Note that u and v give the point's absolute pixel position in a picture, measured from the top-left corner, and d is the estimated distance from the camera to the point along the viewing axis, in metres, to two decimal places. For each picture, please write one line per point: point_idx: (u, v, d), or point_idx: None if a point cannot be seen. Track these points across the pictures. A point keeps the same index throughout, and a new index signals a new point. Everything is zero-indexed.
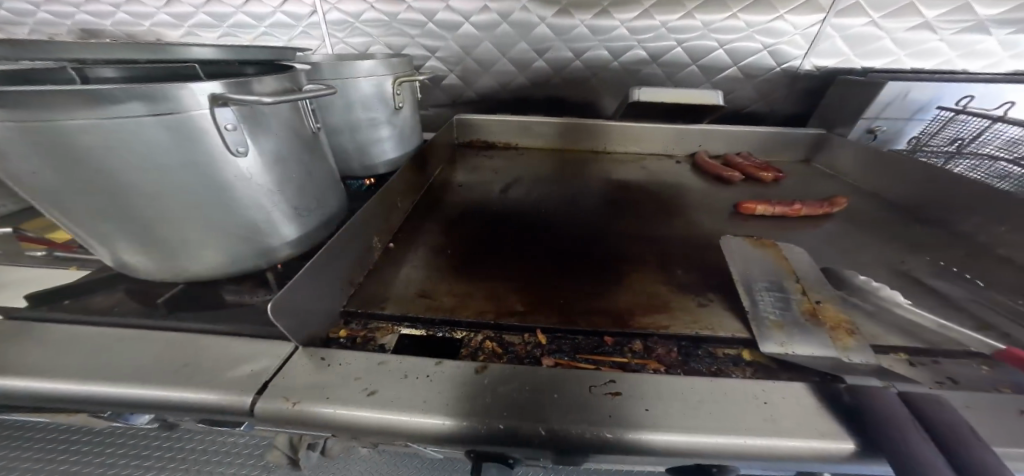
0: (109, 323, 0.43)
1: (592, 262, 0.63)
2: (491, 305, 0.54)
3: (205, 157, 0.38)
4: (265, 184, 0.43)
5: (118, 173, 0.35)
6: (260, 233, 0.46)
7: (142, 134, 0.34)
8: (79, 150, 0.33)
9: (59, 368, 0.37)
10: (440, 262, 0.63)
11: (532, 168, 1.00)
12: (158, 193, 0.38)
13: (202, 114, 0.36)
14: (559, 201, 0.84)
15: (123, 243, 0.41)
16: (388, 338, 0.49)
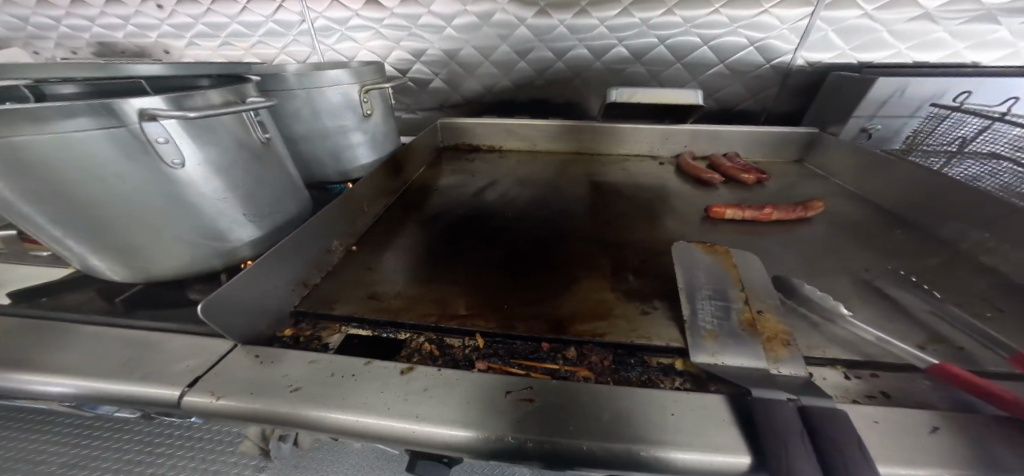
0: (76, 320, 0.47)
1: (548, 267, 0.63)
2: (436, 308, 0.55)
3: (149, 166, 0.41)
4: (212, 190, 0.46)
5: (68, 182, 0.39)
6: (214, 237, 0.49)
7: (86, 146, 0.37)
8: (30, 163, 0.36)
9: (26, 361, 0.42)
10: (397, 265, 0.65)
11: (511, 171, 1.00)
12: (109, 200, 0.41)
13: (142, 127, 0.39)
14: (530, 204, 0.84)
15: (85, 246, 0.45)
16: (333, 338, 0.51)
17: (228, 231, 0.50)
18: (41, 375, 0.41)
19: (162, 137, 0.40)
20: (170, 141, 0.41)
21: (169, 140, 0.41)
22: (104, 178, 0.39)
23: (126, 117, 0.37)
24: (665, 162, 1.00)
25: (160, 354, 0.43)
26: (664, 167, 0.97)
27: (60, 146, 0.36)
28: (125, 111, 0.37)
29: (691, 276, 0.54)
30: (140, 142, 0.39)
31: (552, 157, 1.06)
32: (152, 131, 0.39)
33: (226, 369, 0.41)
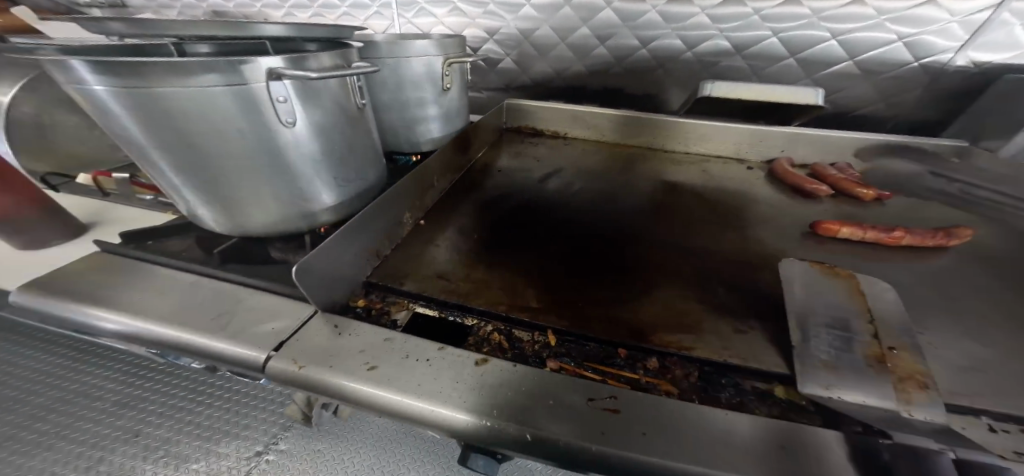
0: (178, 268, 0.49)
1: (623, 268, 0.58)
2: (505, 297, 0.52)
3: (267, 128, 0.41)
4: (313, 153, 0.46)
5: (193, 136, 0.39)
6: (309, 199, 0.49)
7: (217, 105, 0.37)
8: (166, 116, 0.37)
9: (132, 305, 0.44)
10: (463, 245, 0.62)
11: (578, 160, 0.94)
12: (228, 157, 0.42)
13: (266, 88, 0.39)
14: (602, 197, 0.78)
15: (195, 196, 0.46)
16: (401, 315, 0.50)
17: (321, 194, 0.50)
18: (143, 320, 0.42)
19: (281, 98, 0.40)
20: (287, 102, 0.41)
21: (286, 102, 0.41)
22: (228, 136, 0.40)
23: (254, 77, 0.37)
24: (754, 166, 0.89)
25: (250, 312, 0.44)
26: (754, 171, 0.87)
27: (195, 103, 0.37)
28: (254, 70, 0.37)
29: (803, 297, 0.47)
30: (263, 104, 0.39)
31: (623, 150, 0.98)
32: (273, 92, 0.39)
33: (306, 336, 0.41)
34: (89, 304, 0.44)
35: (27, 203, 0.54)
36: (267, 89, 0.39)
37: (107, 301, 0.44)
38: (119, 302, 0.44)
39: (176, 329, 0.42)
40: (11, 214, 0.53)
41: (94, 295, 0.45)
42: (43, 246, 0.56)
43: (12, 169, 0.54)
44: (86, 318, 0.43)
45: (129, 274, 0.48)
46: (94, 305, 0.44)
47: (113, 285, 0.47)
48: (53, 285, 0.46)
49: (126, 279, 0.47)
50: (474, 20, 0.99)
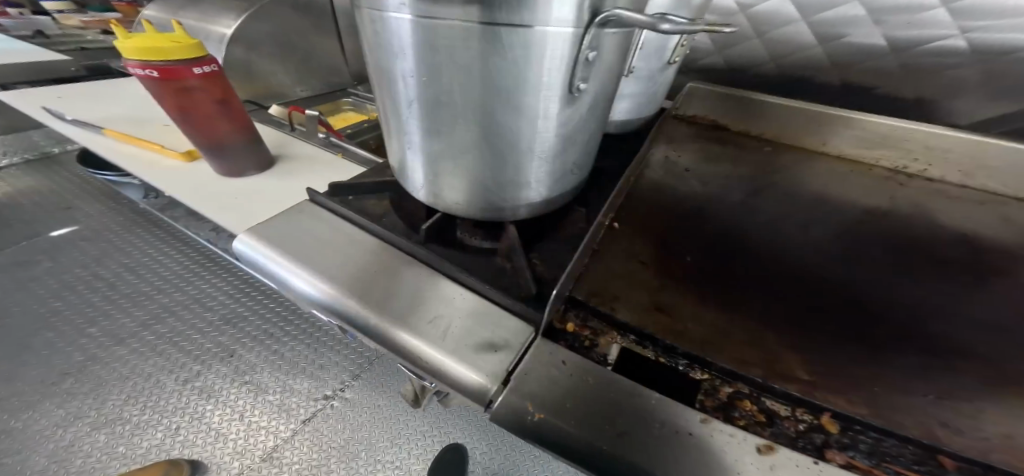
0: (379, 239, 0.43)
1: (936, 350, 0.38)
2: (757, 355, 0.37)
3: (547, 98, 0.30)
4: (573, 131, 0.35)
5: (468, 94, 0.30)
6: (535, 188, 0.39)
7: (514, 59, 0.27)
8: (448, 58, 0.28)
9: (344, 279, 0.37)
10: (675, 266, 0.45)
11: (798, 171, 0.66)
12: (484, 125, 0.32)
13: (577, 46, 0.27)
14: (854, 232, 0.54)
15: (421, 160, 0.38)
16: (611, 349, 0.40)
17: (548, 184, 0.40)
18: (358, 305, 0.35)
19: (582, 62, 0.29)
20: (584, 67, 0.29)
21: (583, 66, 0.29)
22: (500, 100, 0.30)
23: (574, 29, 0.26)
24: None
25: (469, 324, 0.35)
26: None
27: (490, 50, 0.27)
28: (580, 17, 0.25)
29: None
30: (562, 67, 0.28)
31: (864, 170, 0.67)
32: (580, 52, 0.28)
33: (530, 372, 0.32)
34: (300, 266, 0.38)
35: (239, 131, 0.56)
36: (577, 47, 0.27)
37: (319, 268, 0.38)
38: (330, 272, 0.38)
39: (392, 326, 0.34)
40: (226, 143, 0.55)
41: (291, 253, 0.39)
42: (241, 175, 0.59)
43: (233, 94, 0.54)
44: (295, 284, 0.38)
45: (339, 239, 0.42)
46: (306, 269, 0.38)
47: (308, 243, 0.41)
48: (267, 233, 0.41)
49: (336, 244, 0.41)
50: None
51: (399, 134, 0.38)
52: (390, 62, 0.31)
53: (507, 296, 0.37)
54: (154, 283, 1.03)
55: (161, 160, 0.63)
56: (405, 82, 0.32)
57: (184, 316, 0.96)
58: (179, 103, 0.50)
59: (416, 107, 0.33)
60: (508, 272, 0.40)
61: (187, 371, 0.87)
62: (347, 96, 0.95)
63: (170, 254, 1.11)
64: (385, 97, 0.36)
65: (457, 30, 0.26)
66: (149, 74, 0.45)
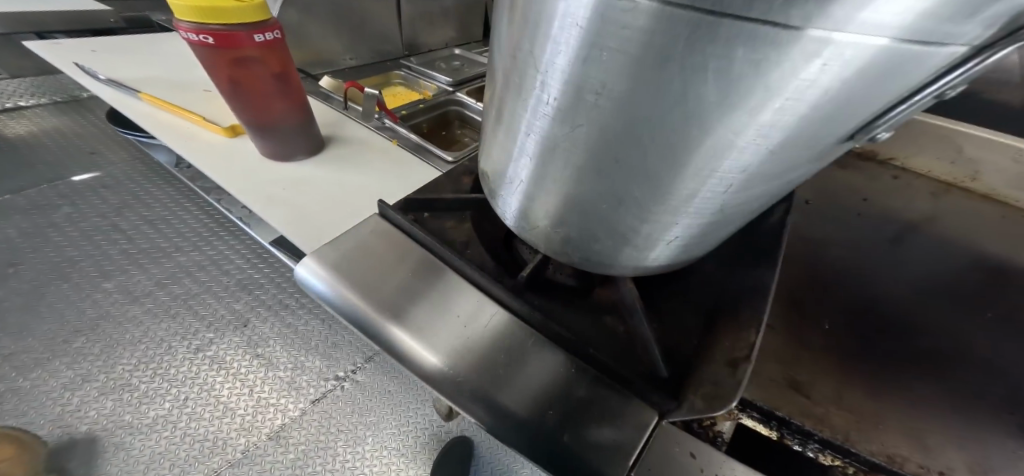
0: (465, 277, 0.35)
1: None
2: (914, 451, 0.31)
3: (760, 158, 0.18)
4: (779, 192, 0.23)
5: (655, 132, 0.18)
6: (671, 251, 0.28)
7: (739, 95, 0.15)
8: (621, 67, 0.17)
9: (433, 330, 0.32)
10: (809, 337, 0.39)
11: (936, 215, 0.55)
12: (634, 173, 0.21)
13: (869, 89, 0.14)
14: (1011, 304, 0.44)
15: (535, 187, 0.27)
16: (728, 428, 0.33)
17: (691, 247, 0.28)
18: (461, 376, 0.30)
19: (855, 114, 0.16)
20: (851, 122, 0.16)
21: (852, 121, 0.16)
22: (679, 147, 0.18)
23: (891, 62, 0.13)
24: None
25: (589, 409, 0.29)
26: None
27: (705, 73, 0.15)
28: (923, 42, 0.13)
29: None
30: (818, 120, 0.16)
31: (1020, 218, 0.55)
32: (865, 100, 0.15)
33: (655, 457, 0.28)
34: (387, 319, 0.32)
35: (295, 110, 0.49)
36: (868, 91, 0.15)
37: (409, 322, 0.32)
38: (423, 328, 0.32)
39: (506, 408, 0.29)
40: (277, 123, 0.49)
41: (365, 289, 0.33)
42: (290, 160, 0.52)
43: (293, 67, 0.47)
44: (382, 340, 0.32)
45: (422, 272, 0.35)
46: (395, 324, 0.32)
47: (380, 273, 0.35)
48: (339, 265, 0.35)
49: (421, 282, 0.35)
50: None
51: (514, 145, 0.27)
52: (541, 51, 0.20)
53: (629, 374, 0.30)
54: (169, 237, 0.81)
55: (199, 131, 0.56)
56: (540, 81, 0.21)
57: (203, 276, 0.76)
58: (231, 74, 0.43)
59: (547, 122, 0.22)
60: (625, 339, 0.33)
61: (203, 337, 0.69)
62: (399, 68, 0.87)
63: (179, 198, 0.89)
64: (507, 88, 0.25)
65: (665, 25, 0.14)
66: (203, 40, 0.39)
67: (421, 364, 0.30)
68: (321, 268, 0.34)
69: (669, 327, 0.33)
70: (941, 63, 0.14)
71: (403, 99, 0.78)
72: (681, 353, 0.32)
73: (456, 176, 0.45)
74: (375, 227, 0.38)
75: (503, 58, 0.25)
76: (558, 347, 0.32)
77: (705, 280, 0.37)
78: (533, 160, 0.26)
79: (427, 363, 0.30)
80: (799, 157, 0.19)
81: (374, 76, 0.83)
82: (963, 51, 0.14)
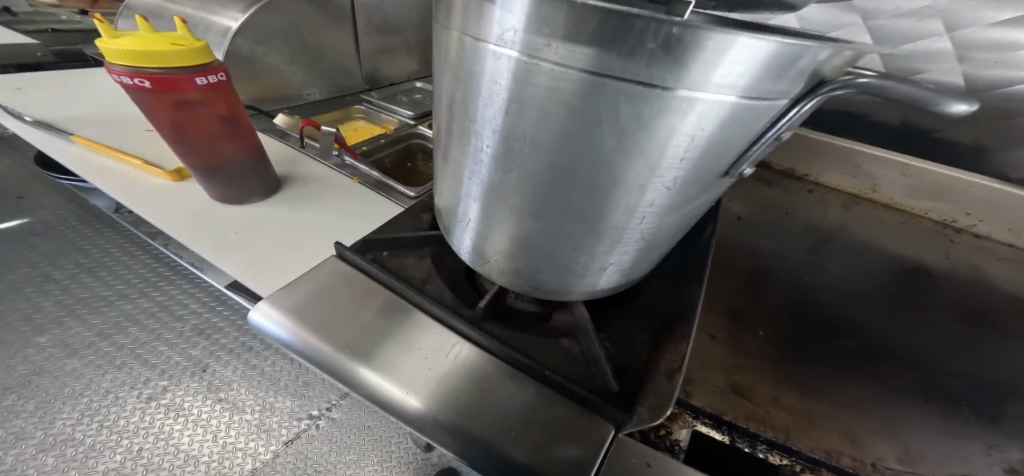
0: (424, 311, 0.37)
1: (995, 422, 0.38)
2: (845, 447, 0.34)
3: (660, 195, 0.21)
4: (690, 218, 0.26)
5: (573, 177, 0.21)
6: (609, 276, 0.30)
7: (632, 143, 0.18)
8: (538, 123, 0.20)
9: (398, 367, 0.33)
10: (748, 343, 0.42)
11: (847, 223, 0.62)
12: (561, 210, 0.23)
13: (730, 133, 0.18)
14: (918, 303, 0.50)
15: (484, 226, 0.29)
16: (685, 436, 0.35)
17: (628, 271, 0.31)
18: (441, 415, 0.30)
19: (727, 151, 0.20)
20: (726, 157, 0.20)
21: (725, 158, 0.20)
22: (596, 188, 0.21)
23: (738, 110, 0.17)
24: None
25: (554, 430, 0.30)
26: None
27: (603, 125, 0.18)
28: (754, 96, 0.17)
29: None
30: (699, 158, 0.19)
31: (916, 224, 0.62)
32: (731, 141, 0.19)
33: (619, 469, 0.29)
34: (367, 368, 0.32)
35: (244, 150, 0.50)
36: (732, 133, 0.18)
37: (381, 364, 0.33)
38: (401, 371, 0.32)
39: (469, 434, 0.30)
40: (227, 165, 0.49)
41: (337, 335, 0.34)
42: (242, 203, 0.53)
43: (240, 108, 0.49)
44: (364, 392, 0.32)
45: (391, 314, 0.36)
46: (377, 373, 0.32)
47: (349, 316, 0.35)
48: (300, 311, 0.35)
49: (394, 325, 0.35)
50: None
51: (459, 186, 0.30)
52: (476, 104, 0.22)
53: (584, 393, 0.31)
54: (95, 284, 0.77)
55: (145, 177, 0.57)
56: (476, 131, 0.24)
57: (153, 323, 0.74)
58: (173, 118, 0.44)
59: (483, 167, 0.25)
60: (580, 359, 0.35)
61: (156, 385, 0.67)
62: (360, 103, 0.89)
63: (119, 240, 0.86)
64: (448, 134, 0.28)
65: (567, 94, 0.18)
66: (139, 83, 0.39)
67: (390, 402, 0.31)
68: (287, 319, 0.34)
69: (620, 344, 0.36)
70: (774, 111, 0.18)
71: (365, 134, 0.79)
72: (631, 368, 0.34)
73: (415, 212, 0.47)
74: (332, 268, 0.39)
75: (442, 108, 0.27)
76: (520, 373, 0.34)
77: (653, 297, 0.40)
78: (478, 200, 0.28)
79: (416, 414, 0.30)
80: (693, 191, 0.22)
81: (333, 112, 0.84)
82: (789, 100, 0.18)
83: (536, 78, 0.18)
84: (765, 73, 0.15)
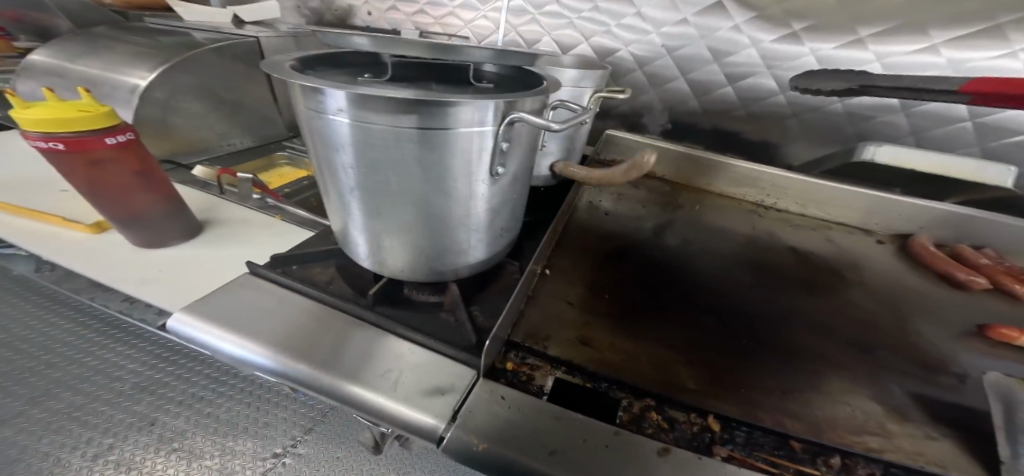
0: (327, 305, 0.46)
1: (763, 340, 0.52)
2: (658, 374, 0.45)
3: (448, 187, 0.34)
4: (494, 204, 0.39)
5: (390, 182, 0.34)
6: (455, 256, 0.42)
7: (411, 156, 0.31)
8: (357, 152, 0.32)
9: (319, 350, 0.40)
10: (597, 304, 0.55)
11: (683, 210, 0.79)
12: (394, 206, 0.36)
13: (468, 144, 0.32)
14: (727, 263, 0.66)
15: (355, 230, 0.41)
16: (546, 381, 0.44)
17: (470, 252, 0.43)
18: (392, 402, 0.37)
19: (476, 155, 0.33)
20: (479, 159, 0.34)
21: (479, 159, 0.34)
22: (406, 186, 0.34)
23: (461, 132, 0.31)
24: (883, 239, 0.74)
25: (427, 383, 0.39)
26: (883, 247, 0.72)
27: (390, 149, 0.31)
28: (466, 124, 0.30)
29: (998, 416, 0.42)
30: (457, 160, 0.33)
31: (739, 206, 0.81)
32: (473, 149, 0.32)
33: (478, 404, 0.38)
34: (338, 377, 0.38)
35: (160, 199, 0.58)
36: (469, 145, 0.32)
37: (348, 371, 0.39)
38: (365, 375, 0.39)
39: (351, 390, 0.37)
40: (144, 212, 0.57)
41: (311, 355, 0.40)
42: (161, 245, 0.60)
43: (153, 164, 0.57)
44: (343, 399, 0.38)
45: (336, 324, 0.44)
46: (347, 380, 0.38)
47: (318, 339, 0.42)
48: (215, 315, 0.43)
49: (353, 338, 0.42)
50: (576, 19, 0.85)
51: (334, 204, 0.41)
52: (324, 148, 0.34)
53: (454, 350, 0.42)
54: (35, 356, 0.84)
55: (64, 232, 0.63)
56: (329, 163, 0.35)
57: (90, 387, 0.81)
58: (88, 174, 0.51)
59: (340, 186, 0.37)
60: (454, 325, 0.45)
61: (101, 443, 0.72)
62: (282, 149, 0.98)
63: (41, 312, 0.93)
64: (317, 171, 0.39)
65: (380, 138, 0.30)
66: (53, 146, 0.46)
67: (358, 400, 0.37)
68: (234, 335, 0.41)
69: (489, 314, 0.47)
70: (491, 131, 0.32)
71: (289, 178, 0.88)
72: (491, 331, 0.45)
73: (326, 238, 0.57)
74: (244, 281, 0.48)
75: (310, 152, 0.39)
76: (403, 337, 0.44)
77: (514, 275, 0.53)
78: (346, 211, 0.39)
79: (381, 407, 0.37)
80: (473, 183, 0.35)
81: (257, 160, 0.92)
82: (497, 124, 0.32)
83: (352, 130, 0.31)
84: (462, 112, 0.29)
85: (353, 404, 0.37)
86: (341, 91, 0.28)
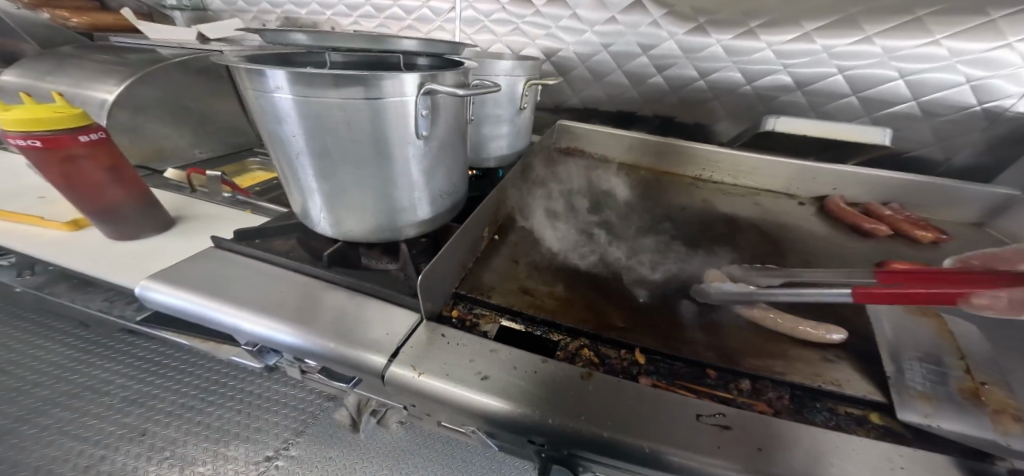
0: (287, 269, 0.51)
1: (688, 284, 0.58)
2: (590, 316, 0.50)
3: (380, 150, 0.40)
4: (427, 169, 0.45)
5: (330, 148, 0.39)
6: (398, 219, 0.47)
7: (343, 123, 0.37)
8: (299, 123, 0.38)
9: (278, 307, 0.45)
10: (540, 261, 0.61)
11: (627, 186, 0.86)
12: (337, 171, 0.41)
13: (391, 112, 0.38)
14: (662, 226, 0.73)
15: (308, 200, 0.46)
16: (489, 327, 0.49)
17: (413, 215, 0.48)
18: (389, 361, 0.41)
19: (401, 122, 0.39)
20: (404, 125, 0.39)
21: (404, 125, 0.39)
22: (344, 151, 0.39)
23: (383, 100, 0.36)
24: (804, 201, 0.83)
25: (372, 329, 0.44)
26: (804, 207, 0.81)
27: (325, 118, 0.37)
28: (386, 94, 0.36)
29: (881, 338, 0.48)
30: (384, 126, 0.38)
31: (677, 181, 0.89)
32: (397, 116, 0.38)
33: (421, 346, 0.43)
34: (347, 346, 0.42)
35: (131, 196, 0.62)
36: (392, 112, 0.38)
37: (353, 339, 0.42)
38: (367, 340, 0.42)
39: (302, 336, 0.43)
40: (118, 208, 0.61)
41: (315, 325, 0.43)
42: (134, 238, 0.64)
43: (124, 162, 0.62)
44: (361, 367, 0.41)
45: (305, 289, 0.48)
46: (359, 347, 0.42)
47: (315, 312, 0.45)
48: (177, 282, 0.47)
49: (344, 308, 0.46)
50: (520, 24, 0.93)
51: (287, 178, 0.46)
52: (271, 123, 0.40)
53: (401, 298, 0.47)
54: (26, 377, 0.87)
55: (41, 231, 0.66)
56: (277, 137, 0.41)
57: (79, 402, 0.84)
58: (62, 171, 0.55)
59: (289, 158, 0.42)
60: (402, 278, 0.51)
61: (90, 455, 0.75)
62: (254, 155, 1.03)
63: (25, 337, 0.96)
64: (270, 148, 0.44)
65: (316, 110, 0.36)
66: (32, 143, 0.51)
67: (365, 362, 0.41)
68: (188, 294, 0.46)
69: None
70: (410, 100, 0.38)
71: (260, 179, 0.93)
72: None
73: (287, 218, 0.62)
74: (208, 253, 0.53)
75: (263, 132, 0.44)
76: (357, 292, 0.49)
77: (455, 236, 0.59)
78: (298, 182, 0.45)
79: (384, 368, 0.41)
80: (403, 147, 0.41)
81: (230, 164, 0.97)
82: (415, 94, 0.38)
83: (291, 104, 0.36)
84: (381, 82, 0.35)
85: (367, 371, 0.41)
86: (277, 71, 0.34)
